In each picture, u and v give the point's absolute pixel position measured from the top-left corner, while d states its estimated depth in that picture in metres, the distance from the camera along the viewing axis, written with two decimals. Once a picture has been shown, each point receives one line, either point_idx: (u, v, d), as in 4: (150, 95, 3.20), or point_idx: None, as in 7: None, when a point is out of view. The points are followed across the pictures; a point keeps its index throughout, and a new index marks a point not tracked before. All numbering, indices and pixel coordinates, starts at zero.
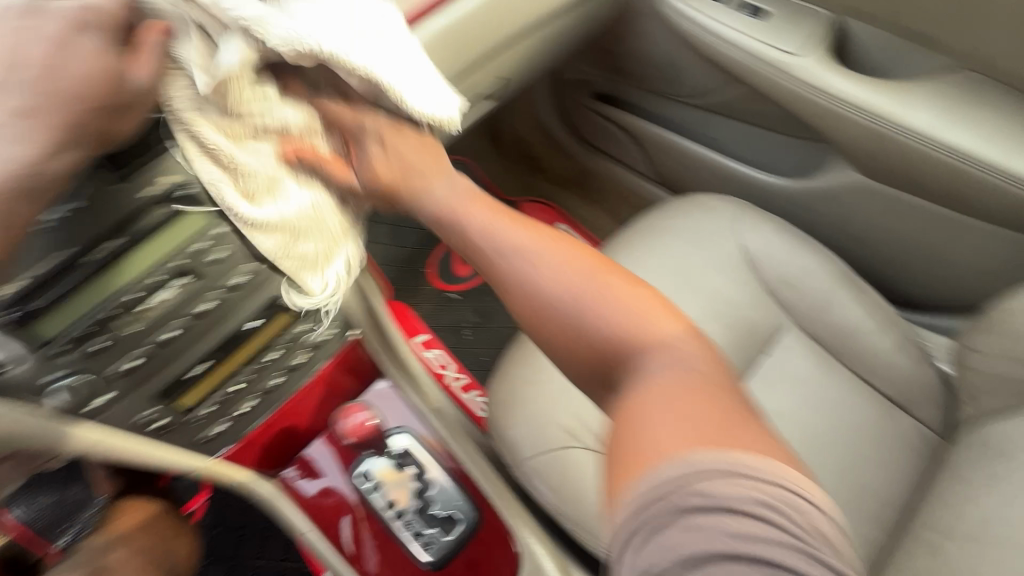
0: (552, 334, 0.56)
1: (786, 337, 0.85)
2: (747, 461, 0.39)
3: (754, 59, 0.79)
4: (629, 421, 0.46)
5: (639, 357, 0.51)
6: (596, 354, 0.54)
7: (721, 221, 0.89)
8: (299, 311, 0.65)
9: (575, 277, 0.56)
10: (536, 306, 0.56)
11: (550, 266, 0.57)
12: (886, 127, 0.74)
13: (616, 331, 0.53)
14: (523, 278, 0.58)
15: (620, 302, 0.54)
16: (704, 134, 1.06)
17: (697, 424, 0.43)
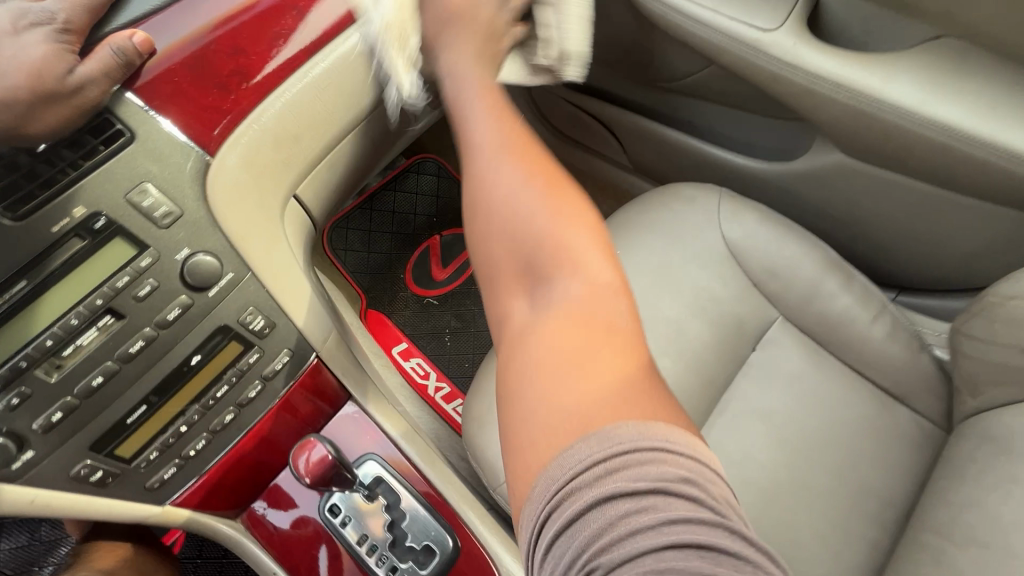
0: (495, 249, 0.54)
1: (774, 331, 0.80)
2: (658, 430, 0.39)
3: (726, 37, 0.74)
4: (546, 378, 0.45)
5: (561, 285, 0.50)
6: (523, 270, 0.53)
7: (700, 212, 0.85)
8: (246, 341, 0.60)
9: (550, 209, 0.53)
10: (500, 223, 0.54)
11: (519, 193, 0.54)
12: (868, 104, 0.69)
13: (555, 262, 0.51)
14: (492, 195, 0.55)
15: (577, 242, 0.52)
16: (680, 118, 1.00)
17: (609, 378, 0.43)
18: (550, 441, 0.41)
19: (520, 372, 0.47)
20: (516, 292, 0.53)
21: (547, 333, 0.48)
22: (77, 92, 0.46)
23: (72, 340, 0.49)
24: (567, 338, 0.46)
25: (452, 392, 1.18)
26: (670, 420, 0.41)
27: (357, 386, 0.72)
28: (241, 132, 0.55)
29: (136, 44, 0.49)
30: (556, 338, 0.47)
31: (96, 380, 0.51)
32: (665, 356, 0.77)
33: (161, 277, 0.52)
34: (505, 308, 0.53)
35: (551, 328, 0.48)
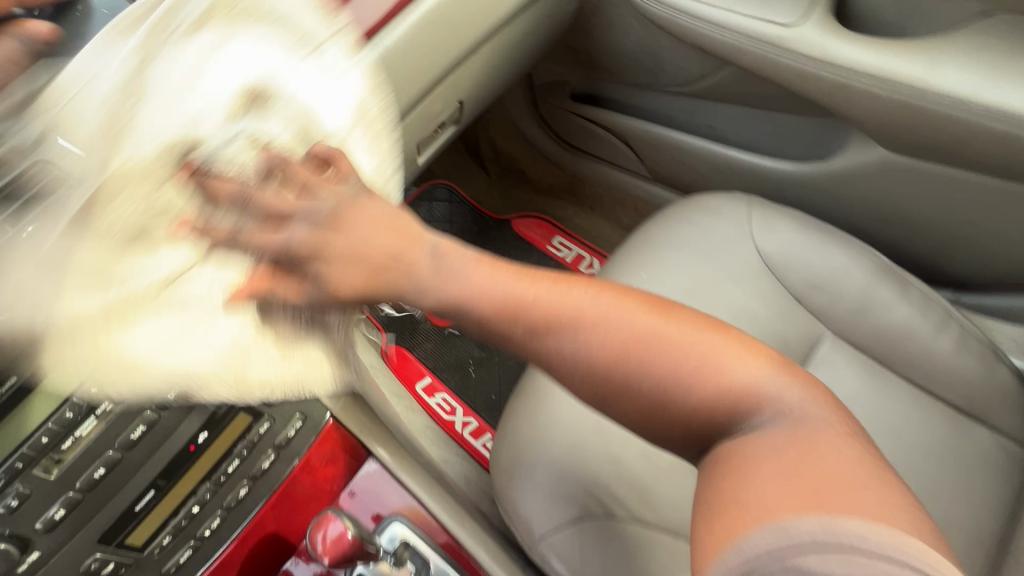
0: (638, 413, 0.46)
1: (825, 350, 0.73)
2: (871, 532, 0.34)
3: (742, 37, 0.68)
4: (741, 477, 0.39)
5: (753, 425, 0.44)
6: (688, 427, 0.45)
7: (728, 224, 0.78)
8: (256, 411, 0.57)
9: (670, 339, 0.46)
10: (612, 364, 0.45)
11: (632, 333, 0.46)
12: (913, 96, 0.62)
13: (729, 399, 0.45)
14: (599, 355, 0.46)
15: (706, 347, 0.46)
16: (697, 124, 0.94)
17: (818, 486, 0.37)
18: (731, 525, 0.37)
19: (712, 493, 0.40)
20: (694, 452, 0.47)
21: (740, 458, 0.41)
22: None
23: (70, 434, 0.46)
24: (768, 455, 0.41)
25: (480, 427, 1.13)
26: (902, 527, 0.35)
27: (378, 443, 0.67)
28: None
29: (38, 32, 0.44)
30: (750, 455, 0.41)
31: (98, 471, 0.48)
32: None
33: None
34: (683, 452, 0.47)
35: (754, 454, 0.41)
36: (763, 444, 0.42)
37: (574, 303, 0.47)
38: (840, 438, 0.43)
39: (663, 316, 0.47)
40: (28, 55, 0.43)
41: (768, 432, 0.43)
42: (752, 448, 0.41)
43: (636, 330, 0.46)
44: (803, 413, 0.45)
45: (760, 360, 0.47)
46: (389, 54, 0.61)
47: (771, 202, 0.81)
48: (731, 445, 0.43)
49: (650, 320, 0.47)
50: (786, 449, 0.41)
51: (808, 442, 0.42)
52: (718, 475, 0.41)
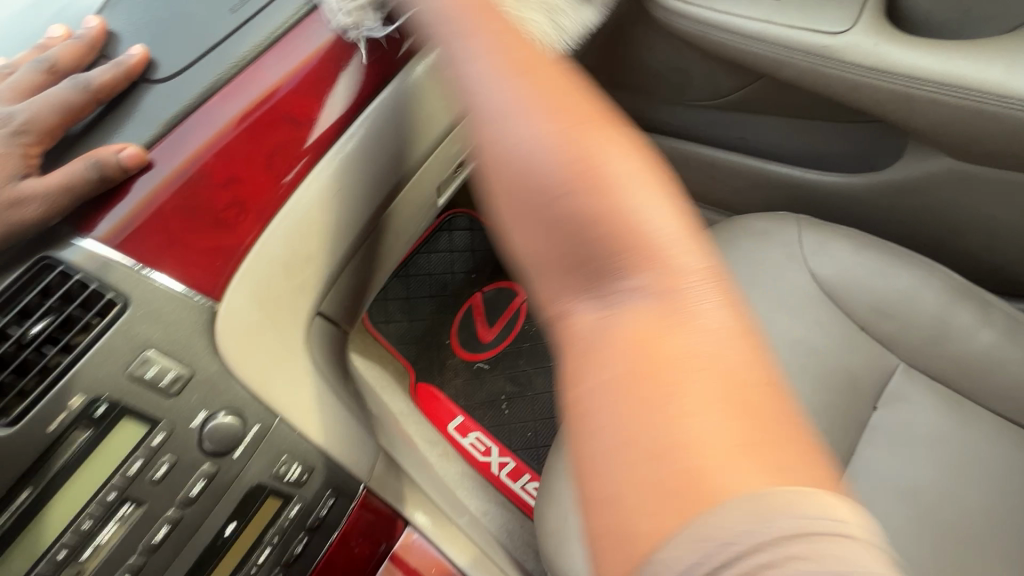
0: (503, 180, 0.36)
1: (897, 384, 0.66)
2: (805, 507, 0.26)
3: (784, 48, 0.63)
4: (613, 417, 0.30)
5: (645, 280, 0.33)
6: (561, 235, 0.34)
7: (776, 249, 0.72)
8: (284, 495, 0.53)
9: (586, 126, 0.36)
10: (500, 122, 0.37)
11: (534, 114, 0.36)
12: (988, 101, 0.55)
13: (619, 224, 0.33)
14: (497, 103, 0.37)
15: (610, 156, 0.34)
16: (730, 137, 0.87)
17: (747, 455, 0.27)
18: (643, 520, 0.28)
19: (581, 410, 0.32)
20: (558, 279, 0.35)
21: (606, 382, 0.31)
22: (13, 208, 0.41)
23: (89, 543, 0.43)
24: (647, 367, 0.30)
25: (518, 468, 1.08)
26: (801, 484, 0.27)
27: (415, 509, 0.64)
28: (247, 269, 0.49)
29: (122, 159, 0.44)
30: (624, 371, 0.31)
31: None
32: None
33: (178, 452, 0.46)
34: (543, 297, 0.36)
35: (632, 342, 0.32)
36: (645, 321, 0.32)
37: (502, 63, 0.39)
38: (760, 362, 0.31)
39: (588, 114, 0.37)
40: (97, 185, 0.44)
41: (653, 303, 0.32)
42: (625, 342, 0.32)
43: (548, 109, 0.36)
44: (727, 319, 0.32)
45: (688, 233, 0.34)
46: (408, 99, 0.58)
47: (820, 220, 0.74)
48: (608, 313, 0.33)
49: (571, 112, 0.36)
50: (666, 340, 0.31)
51: (713, 352, 0.30)
52: (585, 402, 0.32)
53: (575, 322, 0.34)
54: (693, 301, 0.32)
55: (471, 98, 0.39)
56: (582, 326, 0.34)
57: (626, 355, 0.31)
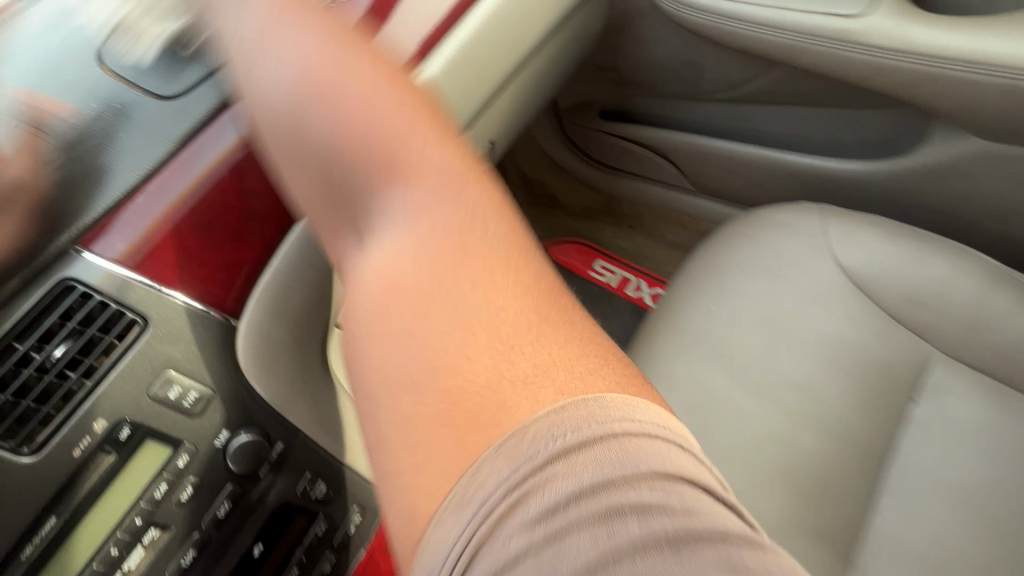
0: (270, 123, 0.39)
1: (935, 375, 0.64)
2: (609, 405, 0.30)
3: (798, 34, 0.62)
4: (374, 344, 0.34)
5: (400, 205, 0.36)
6: (322, 158, 0.37)
7: (801, 240, 0.70)
8: (310, 514, 0.52)
9: (334, 64, 0.38)
10: (285, 108, 0.38)
11: (305, 80, 0.38)
12: (1017, 80, 0.54)
13: (376, 149, 0.36)
14: (275, 95, 0.38)
15: (366, 95, 0.37)
16: (743, 128, 0.86)
17: (482, 376, 0.31)
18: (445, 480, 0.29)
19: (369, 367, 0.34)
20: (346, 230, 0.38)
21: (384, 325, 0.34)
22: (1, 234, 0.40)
23: (116, 569, 0.42)
24: (412, 287, 0.34)
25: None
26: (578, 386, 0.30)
27: None
28: (264, 284, 0.48)
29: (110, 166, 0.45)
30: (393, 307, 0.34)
31: None
32: (800, 430, 0.62)
33: (201, 473, 0.45)
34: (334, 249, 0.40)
35: (400, 277, 0.34)
36: (404, 235, 0.35)
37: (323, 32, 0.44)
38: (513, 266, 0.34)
39: (377, 70, 0.39)
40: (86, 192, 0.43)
41: (416, 233, 0.35)
42: (395, 288, 0.34)
43: (308, 68, 0.38)
44: (483, 220, 0.36)
45: (463, 172, 0.37)
46: (456, 62, 0.57)
47: (845, 209, 0.72)
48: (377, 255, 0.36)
49: (311, 50, 0.38)
50: (438, 265, 0.34)
51: (447, 260, 0.34)
52: (357, 343, 0.35)
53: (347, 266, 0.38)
54: (445, 217, 0.35)
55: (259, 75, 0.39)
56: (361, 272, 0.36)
57: (408, 274, 0.34)
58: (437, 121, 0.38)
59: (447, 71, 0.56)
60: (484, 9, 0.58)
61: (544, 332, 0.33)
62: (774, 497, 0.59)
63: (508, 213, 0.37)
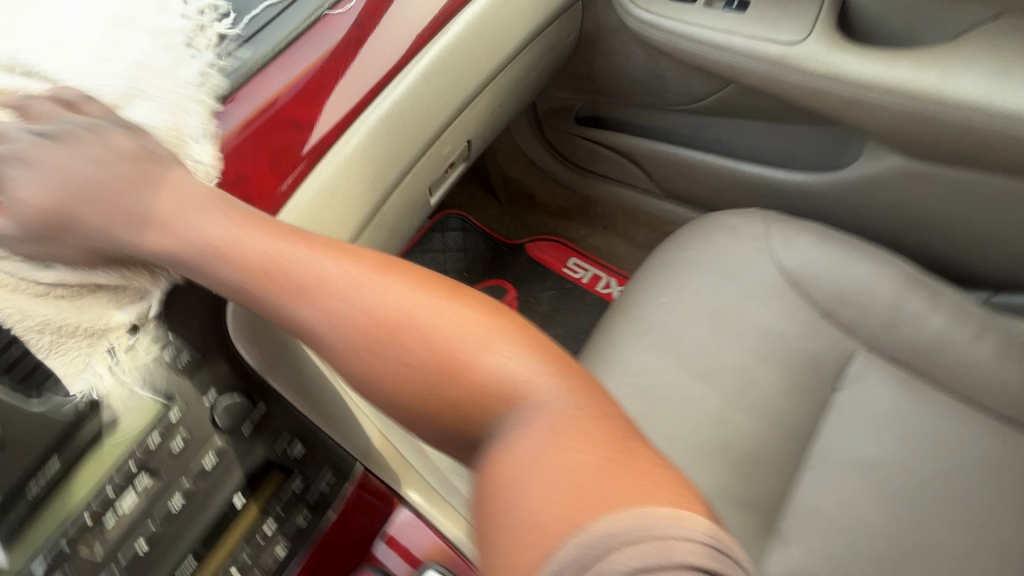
0: (374, 384, 0.41)
1: (858, 366, 0.71)
2: (683, 527, 0.30)
3: (744, 56, 0.69)
4: (489, 528, 0.35)
5: (491, 408, 0.39)
6: (434, 407, 0.40)
7: (747, 242, 0.77)
8: (288, 471, 0.58)
9: (351, 277, 0.42)
10: (302, 299, 0.41)
11: (335, 284, 0.41)
12: (927, 105, 0.61)
13: (437, 357, 0.40)
14: (302, 301, 0.41)
15: (410, 305, 0.41)
16: (704, 139, 0.93)
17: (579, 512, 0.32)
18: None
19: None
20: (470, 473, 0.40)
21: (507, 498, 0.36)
22: None
23: (112, 509, 0.47)
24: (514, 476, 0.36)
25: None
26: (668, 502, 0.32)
27: (409, 487, 0.67)
28: None
29: None
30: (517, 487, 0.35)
31: (140, 546, 0.49)
32: (735, 412, 0.69)
33: (192, 427, 0.50)
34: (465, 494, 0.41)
35: (502, 470, 0.36)
36: (513, 439, 0.37)
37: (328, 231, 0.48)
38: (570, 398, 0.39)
39: (367, 264, 0.43)
40: None
41: (516, 431, 0.38)
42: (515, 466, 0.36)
43: (325, 264, 0.42)
44: (524, 368, 0.40)
45: (488, 324, 0.41)
46: (430, 73, 0.64)
47: (788, 216, 0.80)
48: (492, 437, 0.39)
49: (326, 263, 0.42)
50: (529, 449, 0.36)
51: (523, 415, 0.38)
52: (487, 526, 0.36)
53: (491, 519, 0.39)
54: (501, 378, 0.39)
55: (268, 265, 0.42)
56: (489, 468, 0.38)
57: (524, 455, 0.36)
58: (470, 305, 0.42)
59: (423, 81, 0.63)
60: (460, 28, 0.65)
61: (611, 435, 0.37)
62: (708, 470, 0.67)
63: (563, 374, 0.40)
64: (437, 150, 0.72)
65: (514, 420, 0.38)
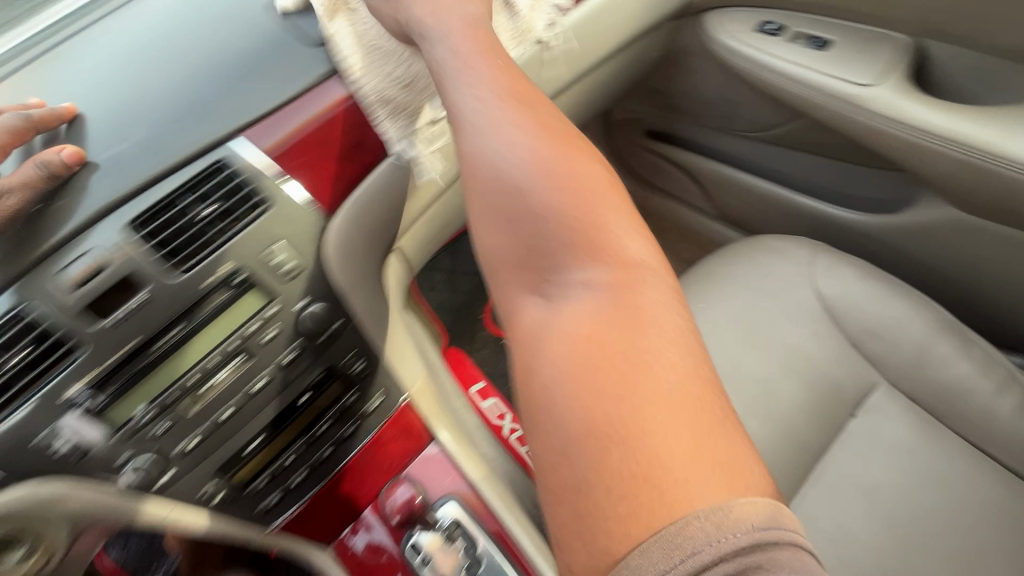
0: (484, 195, 0.44)
1: (877, 398, 0.75)
2: (771, 539, 0.32)
3: (819, 91, 0.74)
4: (556, 410, 0.36)
5: (586, 274, 0.41)
6: (526, 241, 0.43)
7: (791, 265, 0.81)
8: (348, 383, 0.67)
9: (518, 103, 0.45)
10: (456, 117, 0.46)
11: (486, 112, 0.45)
12: (987, 160, 0.64)
13: (556, 211, 0.42)
14: (460, 111, 0.46)
15: (560, 163, 0.43)
16: (766, 166, 0.98)
17: (645, 478, 0.33)
18: (607, 546, 0.33)
19: (530, 392, 0.39)
20: (523, 284, 0.43)
21: (561, 331, 0.39)
22: None
23: (209, 378, 0.57)
24: (595, 375, 0.36)
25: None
26: (748, 497, 0.33)
27: (440, 428, 0.73)
28: (354, 199, 0.63)
29: (63, 157, 0.52)
30: (567, 328, 0.39)
31: (224, 415, 0.59)
32: (752, 417, 0.74)
33: (284, 325, 0.60)
34: (510, 293, 0.44)
35: (575, 350, 0.38)
36: (593, 313, 0.39)
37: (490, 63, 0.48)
38: (677, 304, 0.40)
39: (547, 113, 0.46)
40: (43, 177, 0.52)
41: (597, 313, 0.39)
42: (579, 313, 0.40)
43: (481, 96, 0.45)
44: (643, 258, 0.42)
45: (618, 209, 0.43)
46: (527, 66, 0.71)
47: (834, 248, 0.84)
48: (569, 281, 0.42)
49: (491, 92, 0.45)
50: (620, 340, 0.37)
51: (616, 281, 0.40)
52: (534, 340, 0.40)
53: (523, 315, 0.43)
54: (608, 249, 0.41)
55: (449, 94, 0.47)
56: (558, 296, 0.42)
57: (598, 312, 0.39)
58: (613, 189, 0.44)
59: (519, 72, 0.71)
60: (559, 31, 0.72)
61: (711, 396, 0.36)
62: None
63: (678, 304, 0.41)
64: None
65: (606, 283, 0.40)
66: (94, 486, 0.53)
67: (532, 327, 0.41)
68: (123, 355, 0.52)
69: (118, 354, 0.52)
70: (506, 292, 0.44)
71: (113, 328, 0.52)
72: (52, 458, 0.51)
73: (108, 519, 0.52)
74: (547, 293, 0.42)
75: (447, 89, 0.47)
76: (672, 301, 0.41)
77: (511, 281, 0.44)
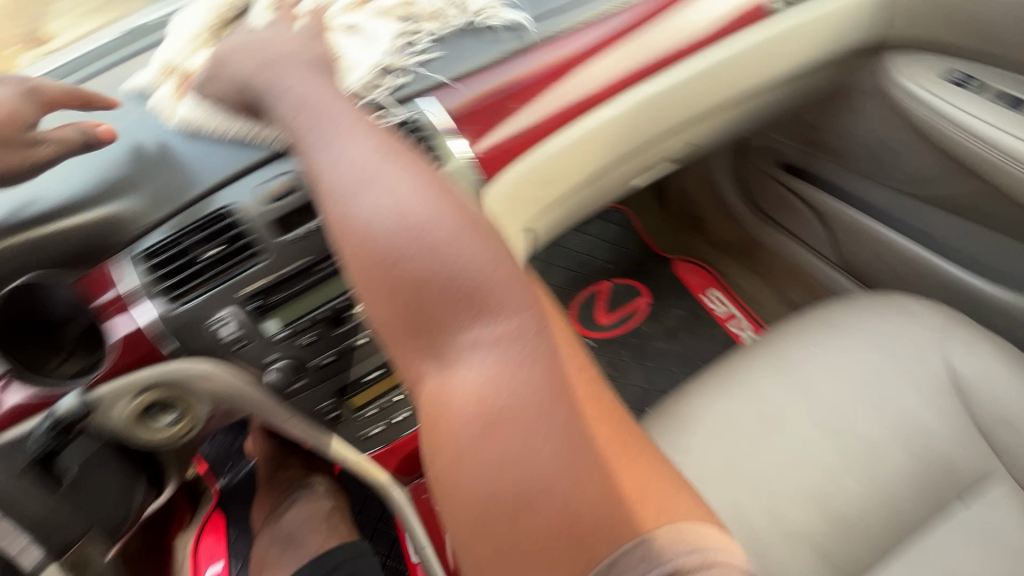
0: (378, 269, 0.48)
1: (992, 491, 0.67)
2: (682, 546, 0.35)
3: (1006, 155, 0.71)
4: (468, 492, 0.41)
5: (478, 338, 0.45)
6: (414, 313, 0.47)
7: (923, 331, 0.77)
8: None
9: (380, 163, 0.50)
10: (354, 190, 0.49)
11: (372, 175, 0.49)
12: None
13: (439, 280, 0.46)
14: (343, 187, 0.49)
15: (441, 232, 0.47)
16: (912, 224, 0.94)
17: (552, 533, 0.37)
18: None
19: (444, 473, 0.43)
20: (422, 353, 0.47)
21: (457, 402, 0.44)
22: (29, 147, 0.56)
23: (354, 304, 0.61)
24: (490, 445, 0.41)
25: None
26: (663, 518, 0.37)
27: None
28: (512, 171, 0.66)
29: (99, 133, 0.58)
30: (466, 401, 0.43)
31: (359, 340, 0.63)
32: (849, 475, 0.71)
33: None
34: (415, 366, 0.48)
35: (470, 423, 0.42)
36: (484, 378, 0.44)
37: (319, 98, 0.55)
38: (541, 330, 0.46)
39: (407, 166, 0.51)
40: (80, 143, 0.58)
41: (486, 377, 0.43)
42: (471, 375, 0.44)
43: (376, 157, 0.50)
44: (518, 304, 0.46)
45: (490, 256, 0.47)
46: (698, 76, 0.72)
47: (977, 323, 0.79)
48: (460, 341, 0.46)
49: (371, 157, 0.50)
50: (498, 404, 0.42)
51: (498, 334, 0.45)
52: (440, 407, 0.45)
53: (427, 383, 0.47)
54: (487, 303, 0.46)
55: (311, 158, 0.52)
56: (455, 360, 0.46)
57: (483, 372, 0.44)
58: (489, 236, 0.49)
59: (687, 80, 0.71)
60: (736, 46, 0.72)
61: (601, 430, 0.41)
62: (804, 512, 0.70)
63: (551, 340, 0.45)
64: (659, 146, 0.80)
65: (484, 335, 0.45)
66: (245, 375, 0.61)
67: (437, 393, 0.46)
68: (293, 268, 0.58)
69: (290, 266, 0.58)
70: (412, 366, 0.48)
71: (292, 243, 0.57)
72: (220, 343, 0.59)
73: (239, 396, 0.61)
74: (446, 359, 0.46)
75: (328, 162, 0.50)
76: (534, 318, 0.46)
77: (411, 354, 0.48)
